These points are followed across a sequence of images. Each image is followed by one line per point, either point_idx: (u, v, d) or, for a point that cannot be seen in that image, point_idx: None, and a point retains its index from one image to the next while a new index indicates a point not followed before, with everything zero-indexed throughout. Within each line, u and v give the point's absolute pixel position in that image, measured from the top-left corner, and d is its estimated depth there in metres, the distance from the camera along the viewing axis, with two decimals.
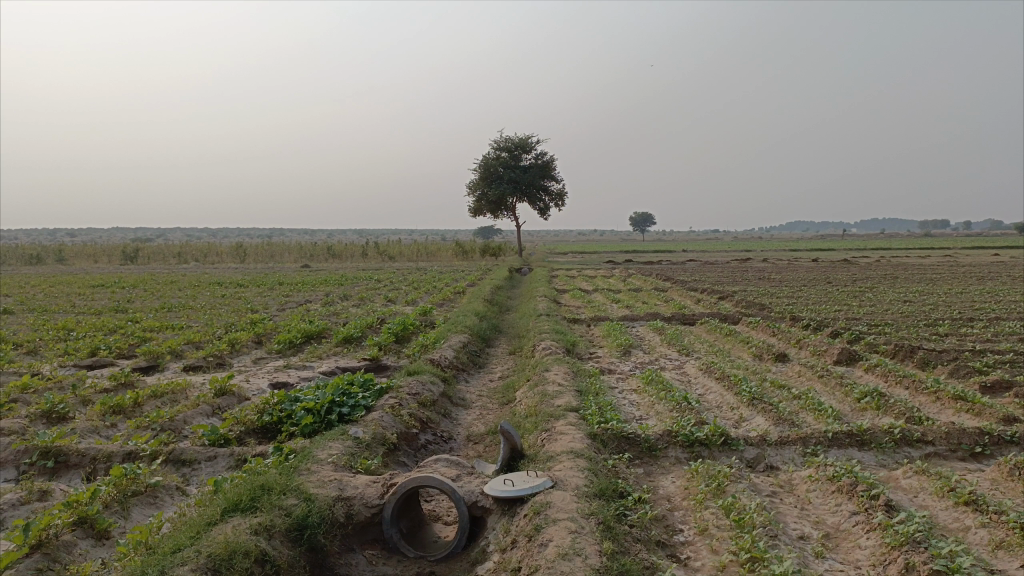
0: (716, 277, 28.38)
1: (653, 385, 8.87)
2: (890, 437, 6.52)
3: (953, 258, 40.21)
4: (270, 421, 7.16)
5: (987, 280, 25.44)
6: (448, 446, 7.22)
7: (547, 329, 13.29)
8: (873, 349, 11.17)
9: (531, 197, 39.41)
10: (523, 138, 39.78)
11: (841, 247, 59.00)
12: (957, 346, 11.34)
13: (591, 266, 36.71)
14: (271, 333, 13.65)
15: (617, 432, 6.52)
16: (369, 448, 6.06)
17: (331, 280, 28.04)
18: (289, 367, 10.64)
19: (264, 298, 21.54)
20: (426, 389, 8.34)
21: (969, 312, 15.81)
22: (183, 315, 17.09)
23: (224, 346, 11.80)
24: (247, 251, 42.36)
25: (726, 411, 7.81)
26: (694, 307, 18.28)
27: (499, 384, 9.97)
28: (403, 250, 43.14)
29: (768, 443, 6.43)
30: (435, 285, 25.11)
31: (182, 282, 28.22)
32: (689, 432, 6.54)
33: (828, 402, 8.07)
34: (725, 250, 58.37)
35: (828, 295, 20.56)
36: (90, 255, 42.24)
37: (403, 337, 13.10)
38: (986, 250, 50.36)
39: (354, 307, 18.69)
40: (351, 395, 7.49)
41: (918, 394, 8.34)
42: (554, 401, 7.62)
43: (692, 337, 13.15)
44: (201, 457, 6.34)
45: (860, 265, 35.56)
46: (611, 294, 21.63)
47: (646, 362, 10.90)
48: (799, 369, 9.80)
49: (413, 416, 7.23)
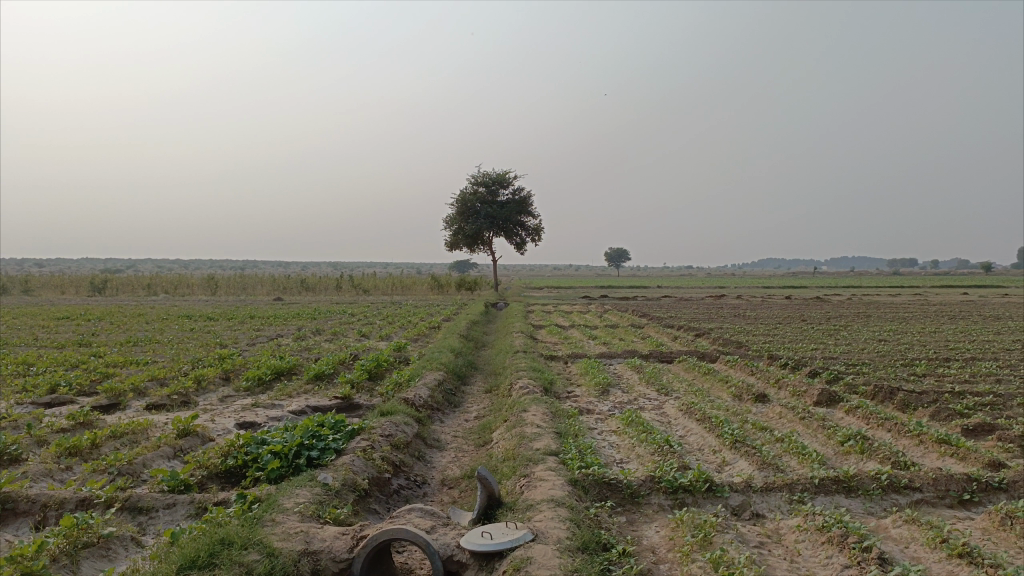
0: (692, 314, 28.40)
1: (633, 426, 8.66)
2: (878, 482, 6.34)
3: (923, 297, 40.71)
4: (234, 465, 6.83)
5: (958, 319, 25.69)
6: (422, 491, 6.93)
7: (524, 366, 13.06)
8: (852, 390, 11.08)
9: (508, 232, 39.39)
10: (500, 173, 39.83)
11: (812, 285, 59.75)
12: (936, 387, 11.30)
13: (567, 302, 36.64)
14: (239, 370, 13.27)
15: (598, 478, 6.29)
16: (339, 495, 5.76)
17: (303, 313, 27.63)
18: (258, 406, 10.30)
19: (234, 332, 21.10)
20: (400, 430, 8.05)
21: (944, 352, 15.85)
22: (150, 350, 16.63)
23: (190, 383, 11.42)
24: (218, 283, 41.77)
25: (708, 454, 7.61)
26: (671, 344, 18.17)
27: (475, 424, 9.71)
28: (378, 283, 42.81)
29: (754, 489, 6.23)
30: (409, 320, 24.81)
31: (151, 315, 27.67)
32: (672, 477, 6.32)
33: (811, 445, 7.91)
34: (699, 287, 58.90)
35: (804, 334, 20.58)
36: (57, 286, 41.40)
37: (376, 374, 12.80)
38: (956, 289, 51.36)
39: (326, 343, 18.34)
40: (321, 437, 7.18)
41: (900, 437, 8.21)
42: (532, 444, 7.37)
43: (670, 375, 13.00)
44: (159, 505, 5.99)
45: (834, 303, 35.86)
46: (588, 330, 21.46)
47: (625, 401, 10.69)
48: (780, 410, 9.66)
49: (386, 460, 6.93)
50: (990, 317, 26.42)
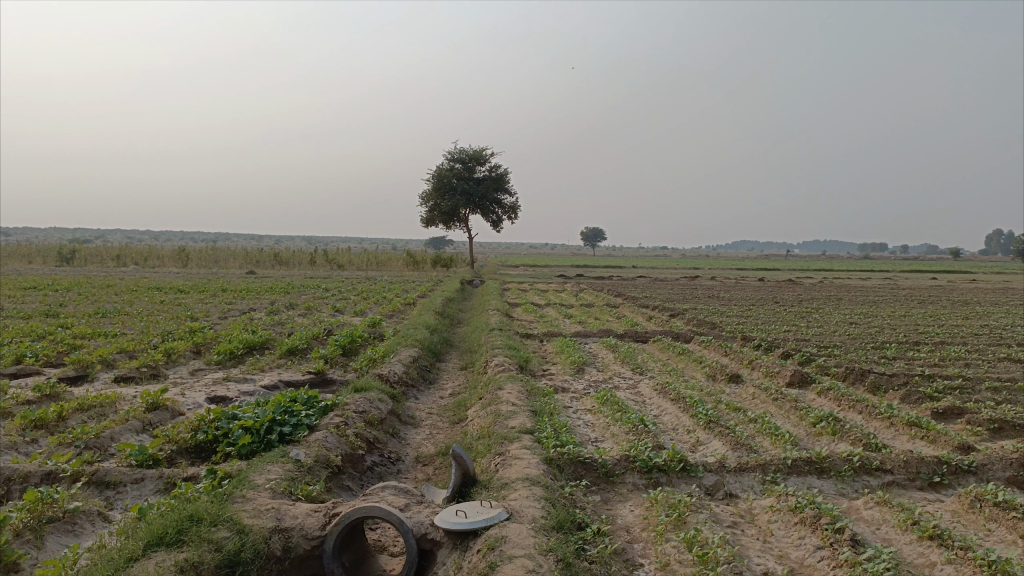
0: (667, 294, 28.54)
1: (608, 405, 8.67)
2: (849, 464, 6.40)
3: (893, 282, 41.28)
4: (205, 440, 6.72)
5: (928, 304, 26.08)
6: (396, 468, 6.87)
7: (500, 344, 13.03)
8: (824, 372, 11.18)
9: (484, 209, 39.21)
10: (478, 149, 39.56)
11: (785, 268, 60.33)
12: (906, 370, 11.44)
13: (543, 280, 36.62)
14: (211, 343, 13.07)
15: (573, 456, 6.27)
16: (311, 471, 5.68)
17: (276, 287, 27.33)
18: (229, 380, 10.15)
19: (206, 305, 20.80)
20: (374, 406, 7.97)
21: (914, 336, 16.07)
22: (118, 322, 16.33)
23: (160, 356, 11.24)
24: (190, 255, 41.16)
25: (683, 434, 7.63)
26: (646, 324, 18.23)
27: (450, 402, 9.65)
28: (352, 258, 42.47)
29: (727, 470, 6.26)
30: (384, 295, 24.64)
31: (120, 286, 27.19)
32: (646, 457, 6.32)
33: (784, 426, 7.97)
34: (673, 267, 59.23)
35: (777, 315, 20.76)
36: (24, 255, 40.58)
37: (350, 350, 12.68)
38: (925, 274, 52.08)
39: (300, 317, 18.15)
40: (294, 413, 7.09)
41: (872, 419, 8.30)
42: (508, 422, 7.34)
43: (645, 355, 13.04)
44: (127, 479, 5.87)
45: (806, 286, 36.23)
46: (563, 309, 21.47)
47: (600, 380, 10.69)
48: (753, 391, 9.72)
49: (359, 437, 6.86)
50: (959, 302, 26.87)
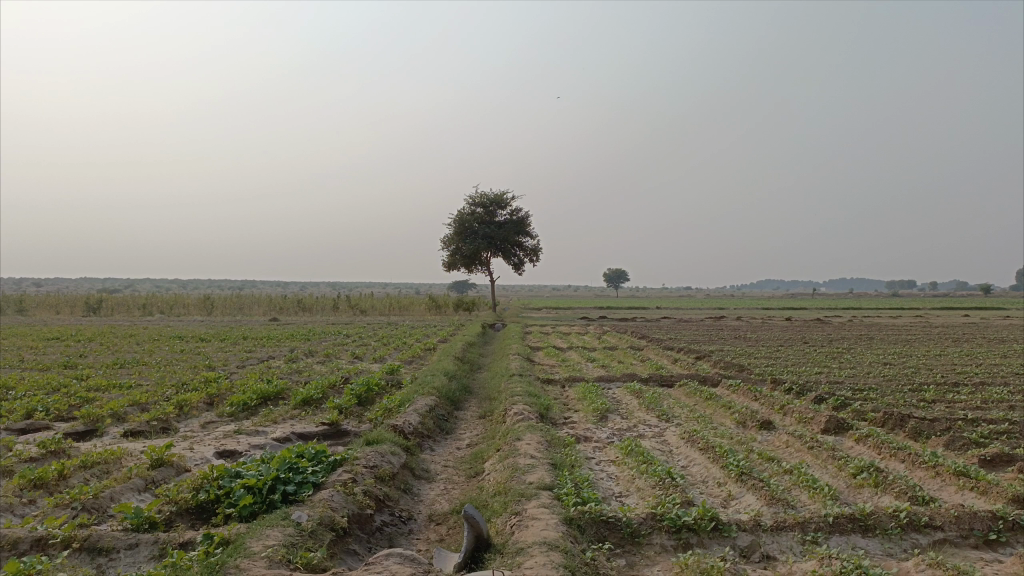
0: (692, 336, 27.98)
1: (633, 456, 8.21)
2: (896, 521, 5.89)
3: (925, 319, 40.34)
4: (206, 500, 6.38)
5: (963, 342, 25.24)
6: (407, 528, 6.47)
7: (520, 391, 12.62)
8: (861, 418, 10.61)
9: (506, 253, 39.05)
10: (499, 193, 39.55)
11: (812, 306, 59.48)
12: (948, 414, 10.84)
13: (566, 322, 36.18)
14: (225, 394, 12.80)
15: (595, 515, 5.84)
16: (314, 536, 5.31)
17: (297, 334, 27.18)
18: (240, 433, 9.84)
19: (225, 354, 20.62)
20: (386, 460, 7.61)
21: (952, 377, 15.38)
22: (136, 373, 16.17)
23: (171, 409, 10.97)
24: (214, 303, 41.34)
25: (713, 488, 7.17)
26: (672, 367, 17.71)
27: (467, 453, 9.24)
28: (375, 303, 42.38)
29: (763, 529, 5.78)
30: (405, 341, 24.35)
31: (143, 336, 27.17)
32: (675, 515, 5.86)
33: (821, 477, 7.47)
34: (697, 308, 58.59)
35: (807, 356, 20.12)
36: (52, 305, 40.99)
37: (366, 399, 12.34)
38: (959, 310, 50.99)
39: (318, 365, 17.87)
40: (300, 469, 6.73)
41: (915, 469, 7.78)
42: (525, 477, 6.92)
43: (671, 400, 12.55)
44: (120, 545, 5.53)
45: (836, 325, 35.40)
46: (586, 353, 21.02)
47: (624, 429, 10.23)
48: (787, 438, 9.21)
49: (368, 494, 6.47)
50: (996, 340, 26.02)
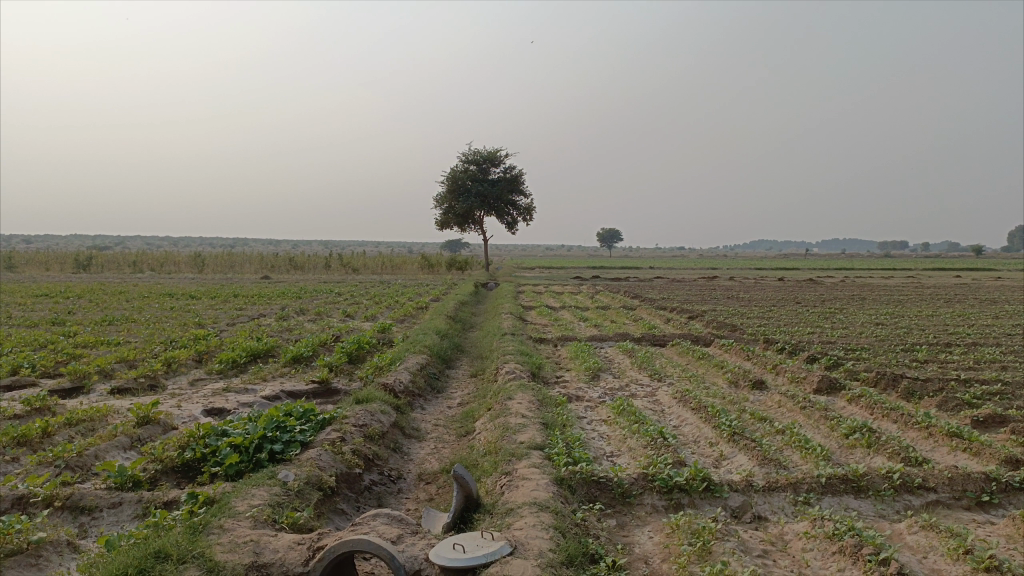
0: (685, 295, 27.93)
1: (625, 416, 8.16)
2: (889, 482, 5.85)
3: (917, 280, 40.43)
4: (192, 458, 6.29)
5: (955, 303, 25.28)
6: (396, 487, 6.40)
7: (512, 349, 12.53)
8: (853, 378, 10.58)
9: (499, 211, 38.77)
10: (492, 150, 39.11)
11: (804, 267, 59.63)
12: (940, 374, 10.82)
13: (559, 282, 36.08)
14: (214, 351, 12.69)
15: (586, 475, 5.77)
16: (300, 496, 5.22)
17: (289, 292, 27.01)
18: (229, 391, 9.74)
19: (215, 311, 20.47)
20: (376, 419, 7.52)
21: (944, 337, 15.38)
22: (124, 330, 16.03)
23: (159, 366, 10.85)
24: (205, 261, 41.03)
25: (705, 447, 7.12)
26: (664, 327, 17.65)
27: (458, 412, 9.17)
28: (367, 262, 42.14)
29: (755, 489, 5.73)
30: (396, 299, 24.24)
31: (133, 293, 26.91)
32: (667, 476, 5.80)
33: (814, 438, 7.43)
34: (690, 268, 58.73)
35: (799, 316, 20.10)
36: (42, 262, 40.61)
37: (357, 357, 12.24)
38: (950, 271, 51.19)
39: (309, 323, 17.75)
40: (287, 428, 6.64)
41: (907, 429, 7.75)
42: (516, 436, 6.85)
43: (664, 360, 12.50)
44: (103, 504, 5.44)
45: (828, 285, 35.44)
46: (579, 312, 20.97)
47: (616, 388, 10.17)
48: (779, 398, 9.17)
49: (357, 454, 6.39)
50: (987, 301, 26.09)
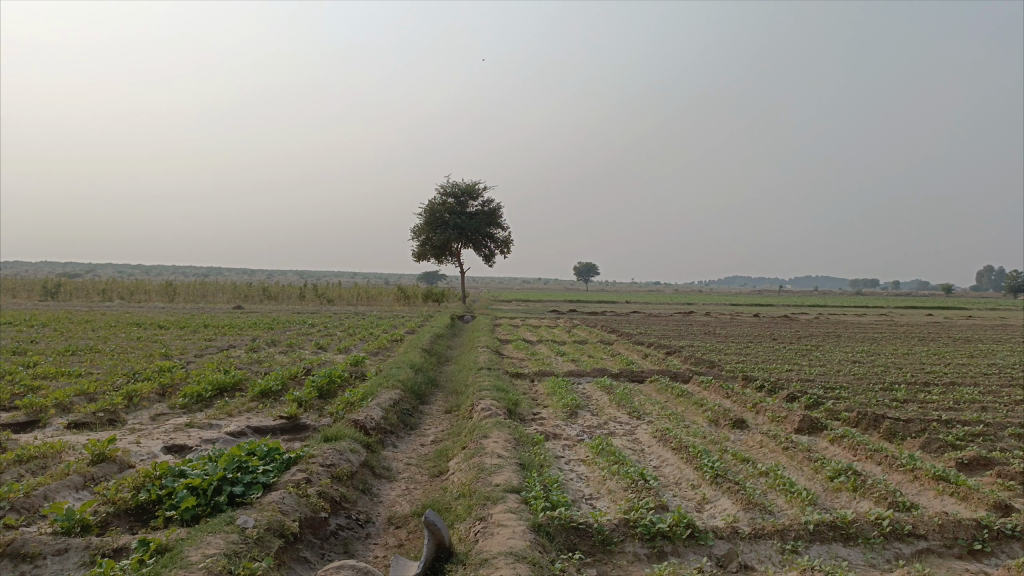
0: (662, 331, 27.81)
1: (604, 456, 7.90)
2: (879, 529, 5.63)
3: (890, 318, 40.78)
4: (147, 500, 5.92)
5: (930, 341, 25.39)
6: (364, 532, 6.06)
7: (488, 384, 12.25)
8: (834, 417, 10.41)
9: (476, 244, 38.62)
10: (470, 183, 39.08)
11: (779, 303, 60.07)
12: (922, 414, 10.70)
13: (536, 316, 35.85)
14: (179, 384, 12.25)
15: (564, 521, 5.49)
16: (259, 544, 4.89)
17: (261, 323, 26.49)
18: (192, 426, 9.34)
19: (184, 342, 19.95)
20: (344, 459, 7.19)
21: (922, 376, 15.32)
22: (87, 360, 15.50)
23: (120, 399, 10.42)
24: (177, 290, 40.33)
25: (687, 490, 6.87)
26: (642, 362, 17.45)
27: (431, 450, 8.84)
28: (342, 293, 41.68)
29: (741, 537, 5.48)
30: (371, 331, 23.85)
31: (99, 322, 26.25)
32: (649, 522, 5.54)
33: (797, 480, 7.22)
34: (666, 303, 58.95)
35: (777, 353, 20.01)
36: (8, 290, 39.67)
37: (328, 391, 11.88)
38: (922, 309, 51.86)
39: (280, 355, 17.31)
40: (249, 469, 6.29)
41: (892, 472, 7.57)
42: (491, 478, 6.56)
43: (642, 397, 12.28)
44: (47, 551, 5.05)
45: (804, 322, 35.56)
46: (556, 346, 20.75)
47: (594, 426, 9.91)
48: (760, 438, 8.96)
49: (323, 497, 6.05)
50: (961, 339, 26.23)
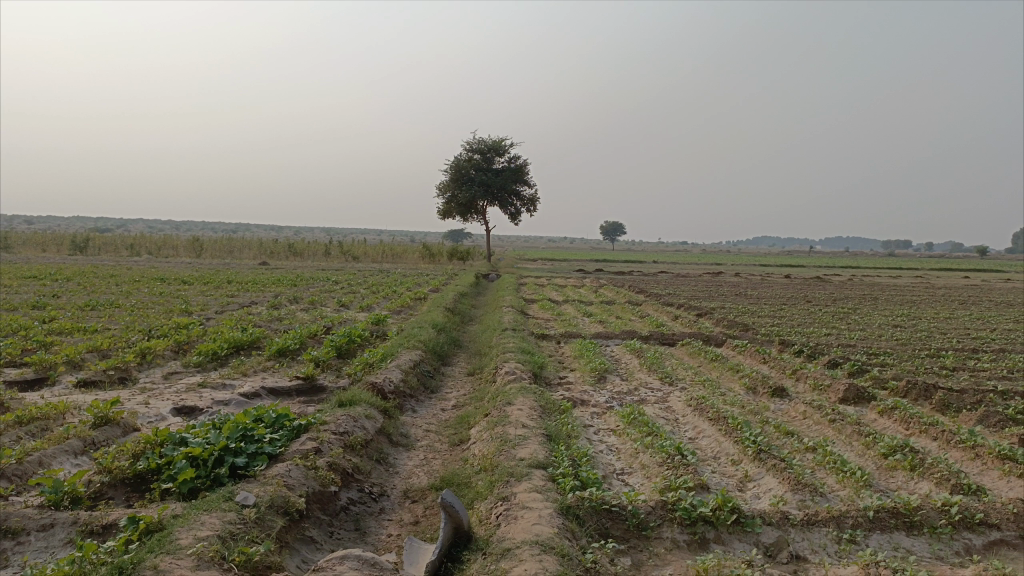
0: (691, 292, 27.12)
1: (636, 425, 7.38)
2: (946, 518, 5.05)
3: (925, 280, 39.81)
4: (145, 470, 5.50)
5: (971, 305, 24.48)
6: (377, 507, 5.61)
7: (513, 346, 11.75)
8: (881, 387, 9.79)
9: (502, 202, 37.98)
10: (496, 140, 38.25)
11: (808, 264, 59.21)
12: (974, 384, 10.06)
13: (561, 275, 35.24)
14: (195, 341, 11.89)
15: (595, 503, 4.96)
16: (260, 524, 4.45)
17: (283, 279, 26.17)
18: (205, 386, 8.97)
19: (205, 298, 19.64)
20: (359, 426, 6.73)
21: (969, 342, 14.59)
22: (105, 316, 15.20)
23: (132, 357, 10.06)
24: (204, 245, 40.20)
25: (727, 467, 6.34)
26: (672, 325, 16.88)
27: (452, 416, 8.38)
28: (368, 250, 41.31)
29: (792, 523, 4.95)
30: (395, 289, 23.47)
31: (123, 277, 26.09)
32: (689, 505, 5.00)
33: (848, 457, 6.64)
34: (692, 263, 58.33)
35: (812, 316, 19.33)
36: (38, 243, 39.78)
37: (346, 351, 11.46)
38: (958, 271, 50.65)
39: (301, 313, 16.91)
40: (254, 438, 5.83)
41: (950, 449, 6.97)
42: (515, 451, 6.04)
43: (674, 361, 11.73)
44: (31, 526, 4.63)
45: (838, 284, 34.65)
46: (582, 307, 20.17)
47: (624, 392, 9.38)
48: (803, 409, 8.37)
49: (333, 469, 5.59)
50: (1004, 303, 25.31)
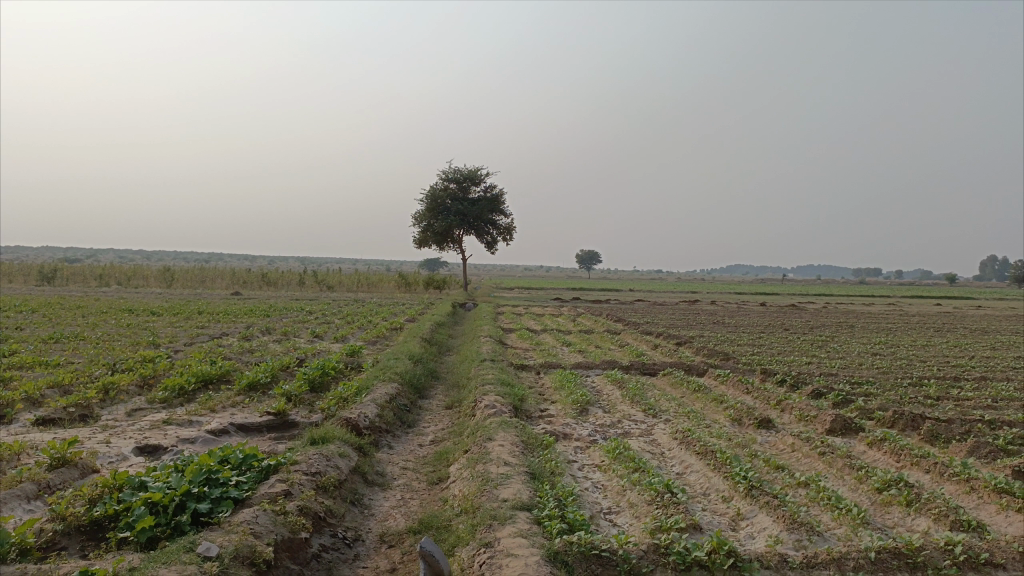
0: (669, 320, 27.00)
1: (622, 460, 7.11)
2: (951, 558, 4.83)
3: (899, 307, 40.10)
4: (101, 516, 5.12)
5: (947, 333, 24.56)
6: (351, 553, 5.28)
7: (491, 377, 11.44)
8: (867, 417, 9.61)
9: (478, 230, 37.84)
10: (473, 169, 38.20)
11: (782, 291, 59.68)
12: (960, 413, 9.92)
13: (539, 304, 34.97)
14: (161, 375, 11.42)
15: (585, 548, 4.67)
16: None
17: (256, 310, 25.65)
18: (170, 423, 8.56)
19: (174, 329, 19.11)
20: (332, 466, 6.40)
21: (950, 370, 14.51)
22: (69, 349, 14.66)
23: (94, 393, 9.60)
24: (176, 275, 39.49)
25: (718, 505, 6.08)
26: (652, 354, 16.66)
27: (430, 453, 8.05)
28: (343, 279, 40.81)
29: (791, 567, 4.70)
30: (370, 319, 23.07)
31: (91, 308, 25.42)
32: (683, 548, 4.73)
33: (841, 492, 6.42)
34: (669, 291, 58.44)
35: (791, 345, 19.21)
36: (4, 274, 38.83)
37: (320, 384, 11.08)
38: (931, 298, 51.17)
39: (274, 344, 16.46)
40: (219, 481, 5.47)
41: (943, 482, 6.79)
42: (498, 492, 5.74)
43: (657, 392, 11.49)
44: None
45: (814, 311, 34.74)
46: (561, 336, 19.90)
47: (607, 425, 9.12)
48: (791, 441, 8.16)
49: (305, 514, 5.26)
50: (978, 331, 25.44)
